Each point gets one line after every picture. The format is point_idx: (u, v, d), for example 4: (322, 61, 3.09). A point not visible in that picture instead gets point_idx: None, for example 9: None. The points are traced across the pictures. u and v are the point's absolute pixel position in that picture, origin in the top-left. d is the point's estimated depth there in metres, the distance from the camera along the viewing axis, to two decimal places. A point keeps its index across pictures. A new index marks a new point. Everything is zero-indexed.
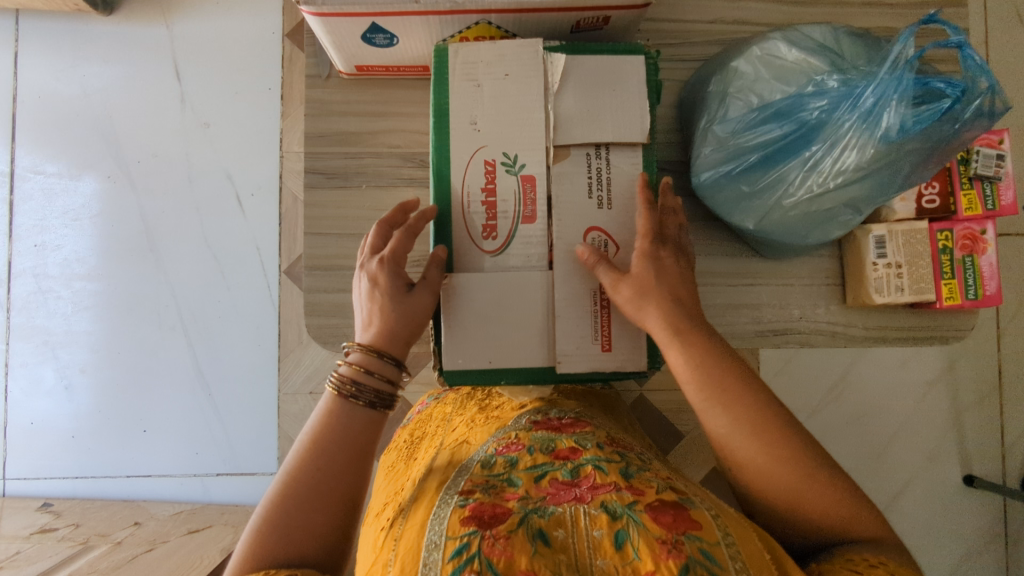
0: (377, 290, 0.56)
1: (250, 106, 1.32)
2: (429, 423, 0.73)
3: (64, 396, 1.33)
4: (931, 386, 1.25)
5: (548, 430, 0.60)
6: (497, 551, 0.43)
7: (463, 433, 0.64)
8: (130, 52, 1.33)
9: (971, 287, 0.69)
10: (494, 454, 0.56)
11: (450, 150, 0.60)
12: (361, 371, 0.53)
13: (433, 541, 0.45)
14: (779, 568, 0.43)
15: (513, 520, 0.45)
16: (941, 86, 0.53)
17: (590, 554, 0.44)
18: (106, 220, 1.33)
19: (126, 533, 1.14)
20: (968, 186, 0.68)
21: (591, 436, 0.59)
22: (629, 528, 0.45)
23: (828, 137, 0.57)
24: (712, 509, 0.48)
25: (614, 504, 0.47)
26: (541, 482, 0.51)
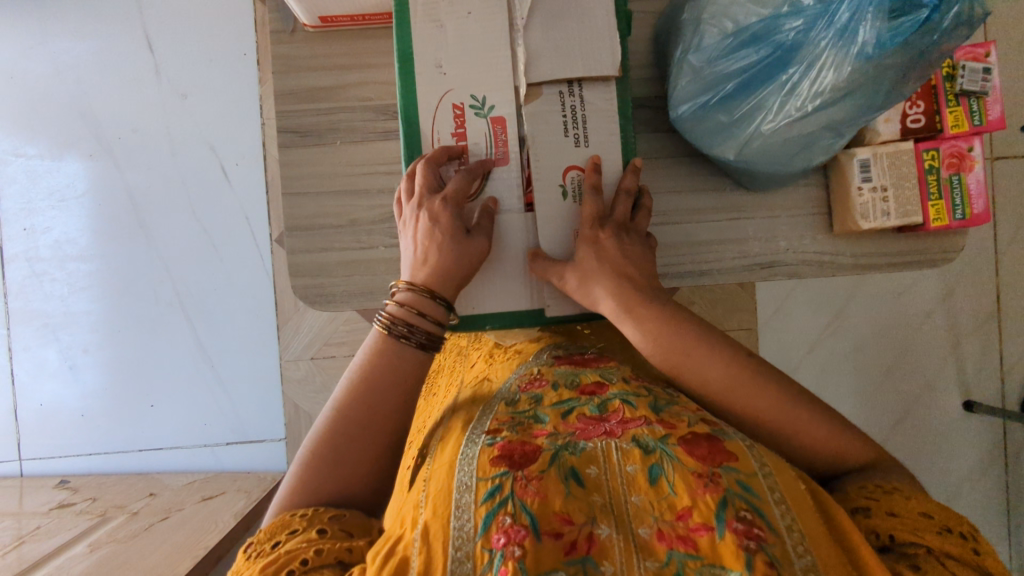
0: (435, 232, 0.55)
1: (226, 72, 1.30)
2: (447, 357, 0.74)
3: (70, 375, 1.35)
4: (928, 315, 1.25)
5: (571, 365, 0.60)
6: (530, 492, 0.42)
7: (483, 372, 0.65)
8: (99, 25, 1.30)
9: (958, 207, 0.68)
10: (518, 392, 0.56)
11: (417, 95, 0.59)
12: (411, 314, 0.55)
13: (464, 482, 0.44)
14: (816, 502, 0.43)
15: (545, 458, 0.45)
16: None
17: (624, 491, 0.44)
18: (92, 199, 1.32)
19: (142, 504, 1.17)
20: (954, 103, 0.67)
21: (616, 371, 0.59)
22: (664, 462, 0.44)
23: (806, 58, 0.56)
24: (748, 439, 0.47)
25: (646, 439, 0.47)
26: (569, 418, 0.51)
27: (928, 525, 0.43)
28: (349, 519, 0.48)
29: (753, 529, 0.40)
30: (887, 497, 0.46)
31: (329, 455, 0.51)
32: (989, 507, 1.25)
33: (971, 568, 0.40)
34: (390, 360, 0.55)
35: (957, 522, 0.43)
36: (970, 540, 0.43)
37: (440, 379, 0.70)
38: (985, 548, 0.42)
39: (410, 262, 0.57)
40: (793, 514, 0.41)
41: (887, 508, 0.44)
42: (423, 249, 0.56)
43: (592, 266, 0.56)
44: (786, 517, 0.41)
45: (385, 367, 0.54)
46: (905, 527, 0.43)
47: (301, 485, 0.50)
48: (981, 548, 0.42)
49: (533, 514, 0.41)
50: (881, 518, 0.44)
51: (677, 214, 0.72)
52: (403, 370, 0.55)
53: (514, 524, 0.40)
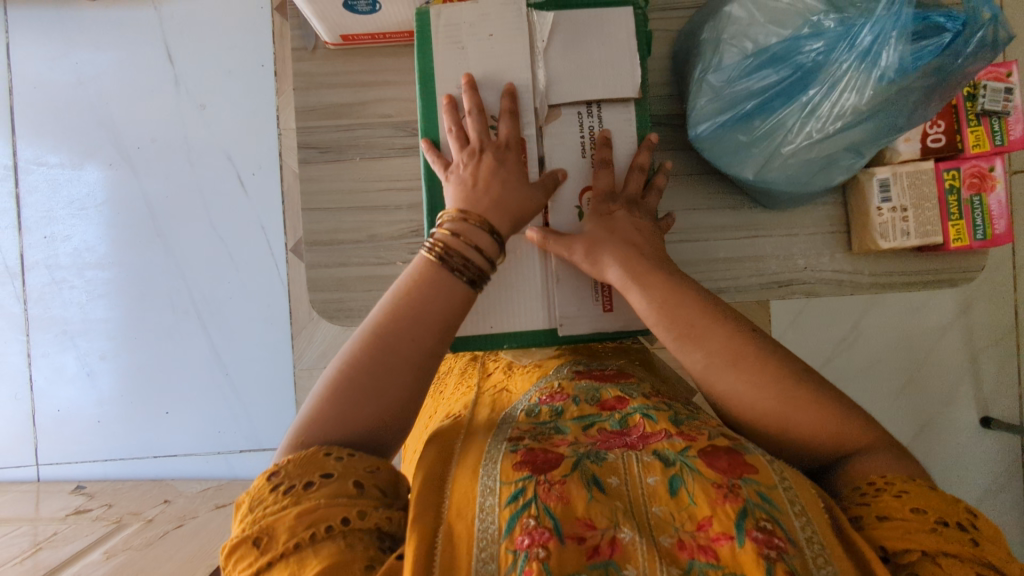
0: (499, 165, 0.55)
1: (245, 84, 1.31)
2: (458, 358, 0.75)
3: (87, 382, 1.37)
4: (945, 329, 1.24)
5: (592, 380, 0.60)
6: (553, 496, 0.42)
7: (501, 379, 0.64)
8: (120, 37, 1.32)
9: (979, 227, 0.67)
10: (538, 404, 0.56)
11: (438, 116, 0.60)
12: (468, 240, 0.51)
13: (488, 485, 0.43)
14: (829, 511, 0.42)
15: (567, 465, 0.45)
16: (941, 20, 0.52)
17: (645, 501, 0.43)
18: (112, 208, 1.34)
19: (157, 511, 1.18)
20: (975, 123, 0.67)
21: (636, 386, 0.58)
22: (684, 473, 0.44)
23: (827, 78, 0.56)
24: (768, 454, 0.47)
25: (667, 451, 0.47)
26: (589, 431, 0.51)
27: (921, 524, 0.40)
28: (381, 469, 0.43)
29: (774, 539, 0.39)
30: (879, 499, 0.43)
31: (359, 387, 0.45)
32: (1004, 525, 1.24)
33: (970, 568, 0.38)
34: (439, 293, 0.49)
35: (953, 513, 0.41)
36: (969, 530, 0.40)
37: (451, 381, 0.70)
38: (989, 538, 0.40)
39: (463, 194, 0.53)
40: (813, 525, 0.41)
41: (878, 513, 0.42)
42: (480, 180, 0.54)
43: (602, 235, 0.57)
44: (807, 527, 0.41)
45: (431, 299, 0.49)
46: (896, 533, 0.40)
47: (325, 418, 0.44)
48: (982, 536, 0.40)
49: (557, 518, 0.40)
50: (873, 525, 0.42)
51: (696, 231, 0.72)
52: (438, 299, 0.49)
53: (538, 526, 0.40)
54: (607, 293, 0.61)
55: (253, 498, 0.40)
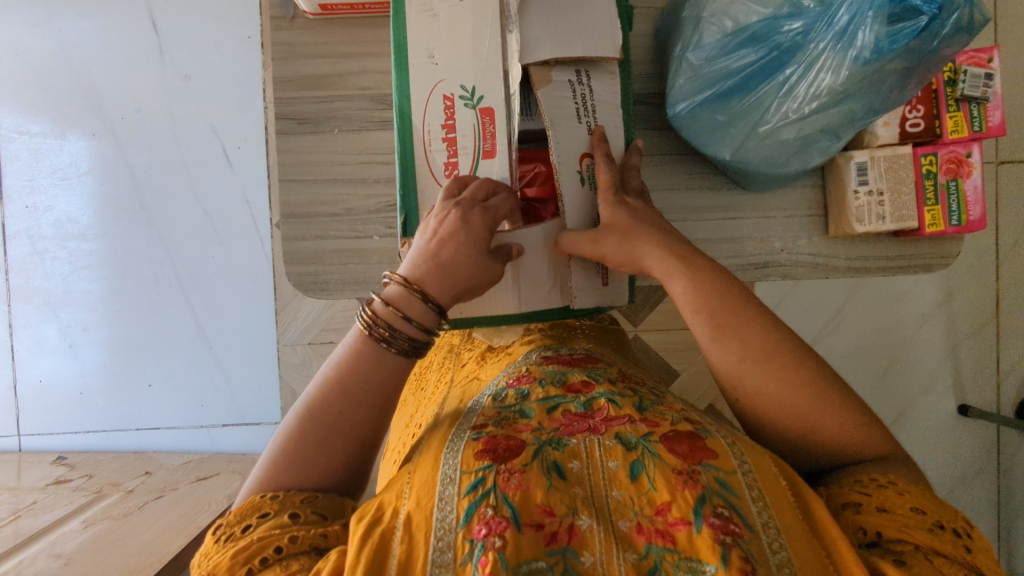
0: (460, 232, 0.52)
1: (231, 55, 1.29)
2: (437, 352, 0.76)
3: (69, 353, 1.36)
4: (928, 318, 1.25)
5: (560, 364, 0.60)
6: (512, 485, 0.42)
7: (473, 370, 0.65)
8: (104, 3, 1.30)
9: (954, 212, 0.68)
10: (505, 388, 0.57)
11: (409, 86, 0.60)
12: (400, 312, 0.49)
13: (448, 474, 0.44)
14: (799, 501, 0.43)
15: (528, 453, 0.45)
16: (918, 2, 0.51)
17: (605, 486, 0.44)
18: (96, 179, 1.33)
19: (137, 482, 1.18)
20: (954, 108, 0.67)
21: (603, 371, 0.59)
22: (645, 459, 0.44)
23: (804, 59, 0.56)
24: (728, 436, 0.48)
25: (629, 436, 0.47)
26: (554, 413, 0.51)
27: (920, 521, 0.41)
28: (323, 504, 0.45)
29: (730, 525, 0.40)
30: (881, 492, 0.44)
31: (298, 453, 0.47)
32: (977, 512, 1.26)
33: (959, 565, 0.39)
34: (373, 365, 0.49)
35: (950, 519, 0.42)
36: (962, 539, 0.41)
37: (432, 374, 0.72)
38: (980, 548, 0.41)
39: (415, 256, 0.52)
40: (770, 511, 0.42)
41: (877, 504, 0.43)
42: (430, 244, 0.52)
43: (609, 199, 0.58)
44: (763, 513, 0.42)
45: (366, 370, 0.49)
46: (895, 526, 0.41)
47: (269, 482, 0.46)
48: (974, 547, 0.41)
49: (515, 507, 0.41)
50: (869, 515, 0.43)
51: (677, 211, 0.74)
52: (379, 372, 0.49)
53: (496, 516, 0.40)
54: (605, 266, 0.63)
55: (203, 551, 0.43)
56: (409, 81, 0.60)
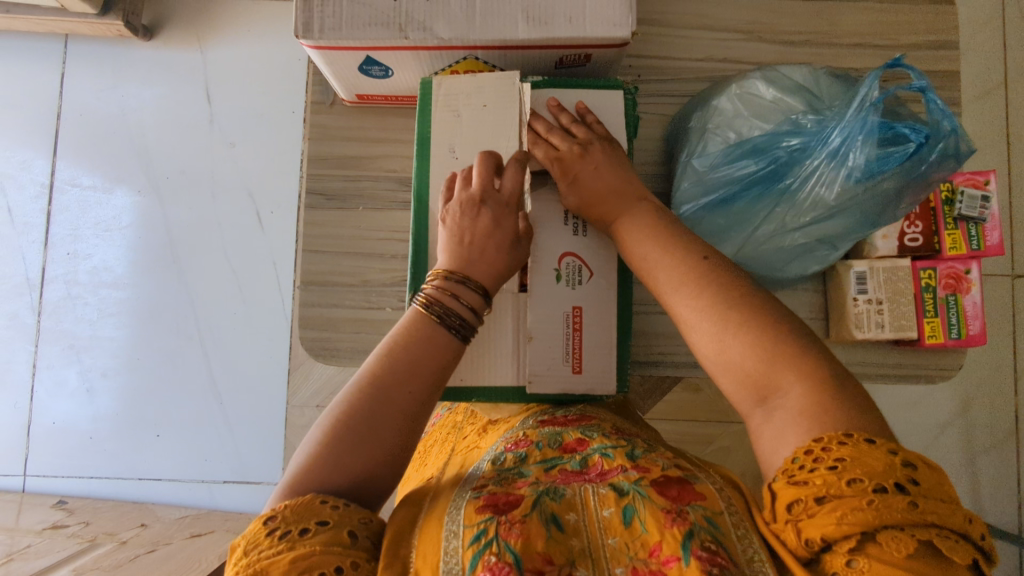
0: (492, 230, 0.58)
1: (276, 128, 1.39)
2: (440, 430, 0.76)
3: (86, 397, 1.39)
4: (944, 428, 1.22)
5: (555, 426, 0.61)
6: (513, 534, 0.43)
7: (474, 440, 0.66)
8: (166, 75, 1.41)
9: (954, 326, 0.69)
10: (503, 452, 0.58)
11: (430, 177, 0.64)
12: (473, 305, 0.55)
13: (451, 529, 0.44)
14: None
15: (527, 504, 0.46)
16: (906, 131, 0.61)
17: (601, 535, 0.45)
18: (136, 232, 1.40)
19: (132, 534, 1.18)
20: (952, 226, 0.70)
21: (596, 427, 0.60)
22: (636, 502, 0.45)
23: (799, 171, 0.64)
24: (717, 483, 0.48)
25: (621, 483, 0.48)
26: (551, 471, 0.52)
27: (857, 500, 0.38)
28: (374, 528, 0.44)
29: (717, 558, 0.40)
30: (813, 474, 0.40)
31: (351, 435, 0.47)
32: None
33: (909, 539, 0.36)
34: (425, 344, 0.52)
35: (886, 471, 0.38)
36: (907, 492, 0.38)
37: (433, 450, 0.71)
38: (928, 492, 0.38)
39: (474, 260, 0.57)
40: (755, 543, 0.42)
41: (818, 494, 0.39)
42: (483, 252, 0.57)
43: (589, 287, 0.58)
44: (749, 547, 0.42)
45: (417, 352, 0.51)
46: (844, 512, 0.38)
47: (322, 463, 0.45)
48: (923, 494, 0.38)
49: (517, 553, 0.42)
50: (808, 517, 0.39)
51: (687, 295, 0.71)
52: (433, 352, 0.52)
53: (498, 562, 0.41)
54: (579, 354, 0.64)
55: (249, 543, 0.41)
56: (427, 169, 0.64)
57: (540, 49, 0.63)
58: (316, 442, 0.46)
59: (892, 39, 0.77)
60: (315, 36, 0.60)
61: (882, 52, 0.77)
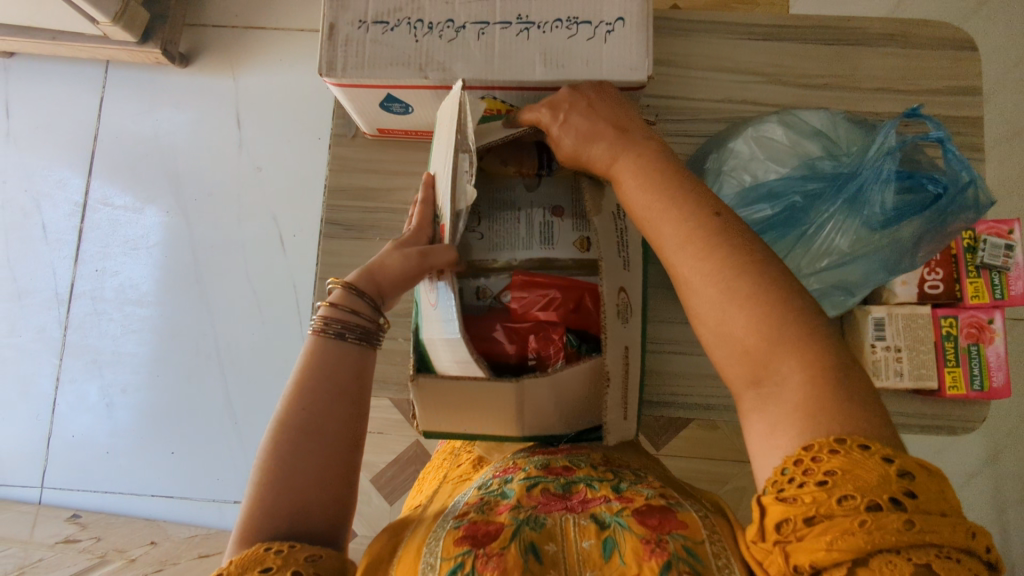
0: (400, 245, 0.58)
1: (302, 153, 1.43)
2: (438, 457, 0.78)
3: (105, 412, 1.41)
4: (969, 478, 1.17)
5: (545, 453, 0.62)
6: (490, 568, 0.45)
7: (468, 470, 0.67)
8: (199, 100, 1.46)
9: (976, 377, 0.67)
10: (491, 477, 0.58)
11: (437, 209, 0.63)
12: (344, 310, 0.55)
13: (428, 563, 0.46)
14: None
15: (505, 536, 0.47)
16: (926, 182, 0.62)
17: (580, 566, 0.46)
18: (162, 251, 1.43)
19: (142, 551, 1.18)
20: (975, 275, 0.68)
21: (586, 457, 0.61)
22: (617, 535, 0.47)
23: (816, 217, 0.64)
24: (702, 512, 0.50)
25: (603, 515, 0.49)
26: (533, 491, 0.53)
27: (849, 522, 0.36)
28: (324, 563, 0.44)
29: None
30: (802, 491, 0.38)
31: (289, 474, 0.48)
32: None
33: (904, 563, 0.35)
34: (333, 365, 0.53)
35: (878, 487, 0.36)
36: (903, 507, 0.36)
37: (428, 478, 0.73)
38: (926, 507, 0.36)
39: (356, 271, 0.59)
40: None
41: (805, 515, 0.38)
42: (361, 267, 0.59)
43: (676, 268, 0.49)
44: None
45: (328, 379, 0.52)
46: (832, 540, 0.36)
47: (273, 508, 0.47)
48: (919, 509, 0.36)
49: None
50: (797, 540, 0.38)
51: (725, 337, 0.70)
52: (343, 373, 0.53)
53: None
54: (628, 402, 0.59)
55: None
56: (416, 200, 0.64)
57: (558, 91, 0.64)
58: (249, 491, 0.48)
59: (913, 83, 0.77)
60: (338, 74, 0.61)
61: (902, 98, 0.77)
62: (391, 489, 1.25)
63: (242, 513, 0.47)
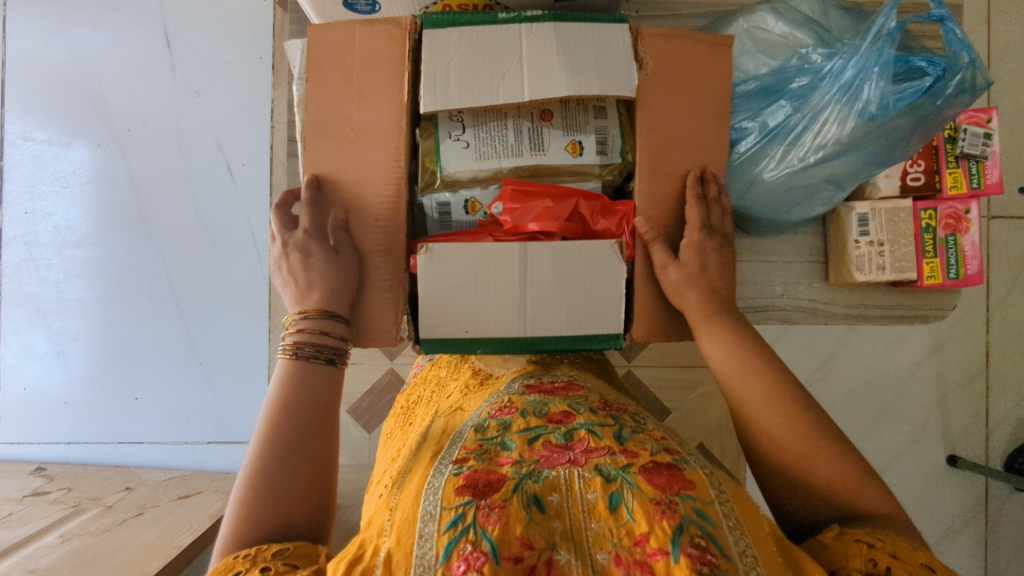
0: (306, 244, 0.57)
1: (242, 73, 1.31)
2: (425, 385, 0.78)
3: (57, 362, 1.34)
4: (918, 367, 1.25)
5: (541, 393, 0.63)
6: (492, 520, 0.44)
7: (458, 401, 0.67)
8: (120, 17, 1.31)
9: (953, 266, 0.71)
10: (487, 418, 0.59)
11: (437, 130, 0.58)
12: (315, 335, 0.55)
13: (428, 511, 0.46)
14: (779, 544, 0.45)
15: (508, 488, 0.47)
16: (923, 64, 0.62)
17: (584, 517, 0.46)
18: (98, 188, 1.32)
19: (117, 497, 1.16)
20: (954, 164, 0.71)
21: (583, 399, 0.62)
22: (623, 489, 0.47)
23: (810, 110, 0.66)
24: (707, 469, 0.51)
25: (607, 467, 0.49)
26: (534, 445, 0.53)
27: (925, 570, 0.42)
28: (295, 553, 0.44)
29: (706, 555, 0.42)
30: (889, 539, 0.45)
31: (265, 481, 0.48)
32: (968, 566, 1.25)
33: None
34: (308, 384, 0.53)
35: None
36: None
37: (417, 407, 0.74)
38: None
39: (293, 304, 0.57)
40: (746, 540, 0.44)
41: (890, 548, 0.44)
42: (311, 276, 0.56)
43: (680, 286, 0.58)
44: (740, 543, 0.44)
45: (302, 396, 0.52)
46: (908, 565, 0.42)
47: (249, 514, 0.47)
48: None
49: (494, 541, 0.43)
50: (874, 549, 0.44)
51: None
52: (315, 389, 0.53)
53: (474, 551, 0.42)
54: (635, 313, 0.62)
55: None
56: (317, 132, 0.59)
57: None
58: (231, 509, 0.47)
59: None
60: None
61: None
62: (369, 418, 1.25)
63: (223, 527, 0.46)
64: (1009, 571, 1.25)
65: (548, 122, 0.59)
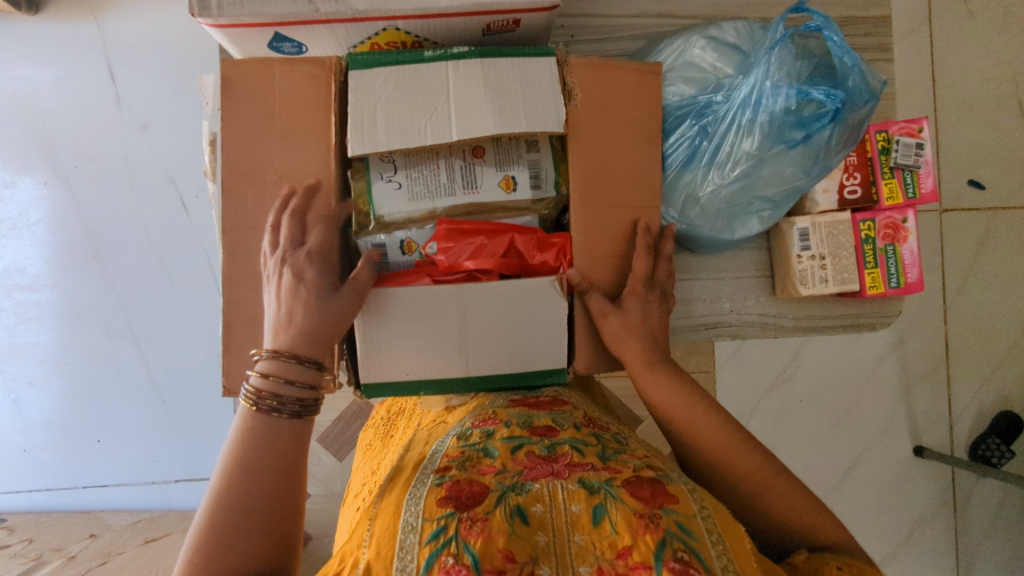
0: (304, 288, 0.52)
1: (191, 104, 1.29)
2: (407, 400, 0.78)
3: (14, 409, 1.30)
4: (880, 362, 1.27)
5: (525, 407, 0.63)
6: (475, 533, 0.45)
7: (441, 416, 0.68)
8: (61, 52, 1.28)
9: (893, 275, 0.73)
10: (470, 429, 0.60)
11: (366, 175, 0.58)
12: (282, 383, 0.50)
13: (410, 522, 0.47)
14: (757, 559, 0.46)
15: (490, 500, 0.48)
16: (821, 95, 0.62)
17: (567, 529, 0.47)
18: (49, 227, 1.29)
19: (81, 546, 1.13)
20: (889, 175, 0.72)
21: (568, 414, 0.62)
22: (607, 502, 0.47)
23: (725, 137, 0.66)
24: (690, 484, 0.51)
25: (591, 480, 0.50)
26: (518, 454, 0.54)
27: None
28: None
29: (689, 569, 0.42)
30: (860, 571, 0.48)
31: (219, 566, 0.45)
32: (938, 553, 1.27)
33: None
34: (267, 440, 0.49)
35: None
36: None
37: (399, 423, 0.74)
38: None
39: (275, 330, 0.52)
40: (728, 556, 0.45)
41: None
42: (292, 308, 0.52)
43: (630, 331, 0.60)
44: (723, 557, 0.45)
45: (258, 452, 0.48)
46: None
47: None
48: None
49: (475, 554, 0.43)
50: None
51: None
52: (275, 444, 0.49)
53: (456, 564, 0.43)
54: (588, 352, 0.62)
55: None
56: (239, 177, 0.57)
57: (466, 16, 0.59)
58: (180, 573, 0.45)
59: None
60: (214, 14, 0.55)
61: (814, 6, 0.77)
62: (340, 445, 1.23)
63: None
64: (979, 555, 1.28)
65: (480, 158, 0.58)
